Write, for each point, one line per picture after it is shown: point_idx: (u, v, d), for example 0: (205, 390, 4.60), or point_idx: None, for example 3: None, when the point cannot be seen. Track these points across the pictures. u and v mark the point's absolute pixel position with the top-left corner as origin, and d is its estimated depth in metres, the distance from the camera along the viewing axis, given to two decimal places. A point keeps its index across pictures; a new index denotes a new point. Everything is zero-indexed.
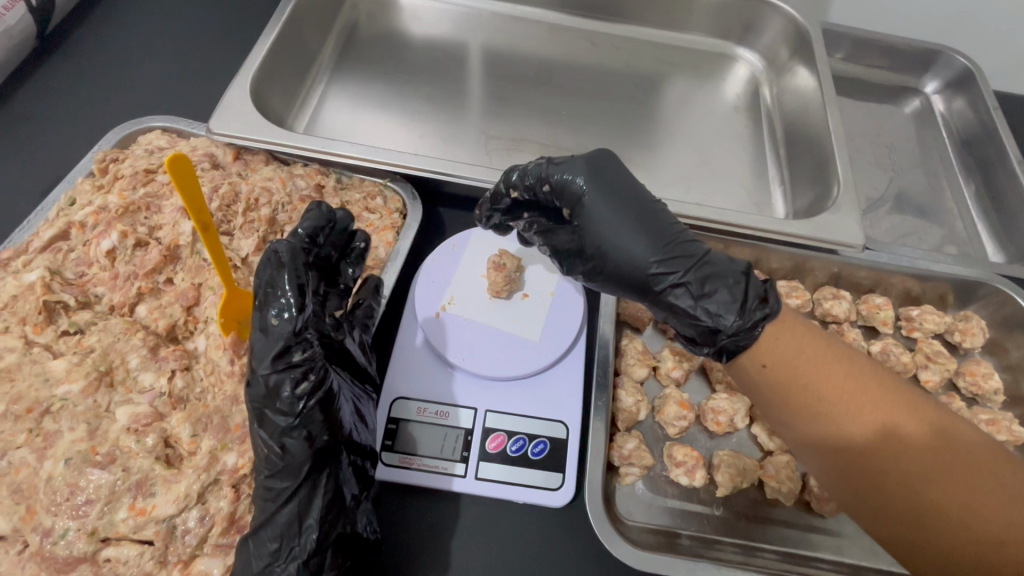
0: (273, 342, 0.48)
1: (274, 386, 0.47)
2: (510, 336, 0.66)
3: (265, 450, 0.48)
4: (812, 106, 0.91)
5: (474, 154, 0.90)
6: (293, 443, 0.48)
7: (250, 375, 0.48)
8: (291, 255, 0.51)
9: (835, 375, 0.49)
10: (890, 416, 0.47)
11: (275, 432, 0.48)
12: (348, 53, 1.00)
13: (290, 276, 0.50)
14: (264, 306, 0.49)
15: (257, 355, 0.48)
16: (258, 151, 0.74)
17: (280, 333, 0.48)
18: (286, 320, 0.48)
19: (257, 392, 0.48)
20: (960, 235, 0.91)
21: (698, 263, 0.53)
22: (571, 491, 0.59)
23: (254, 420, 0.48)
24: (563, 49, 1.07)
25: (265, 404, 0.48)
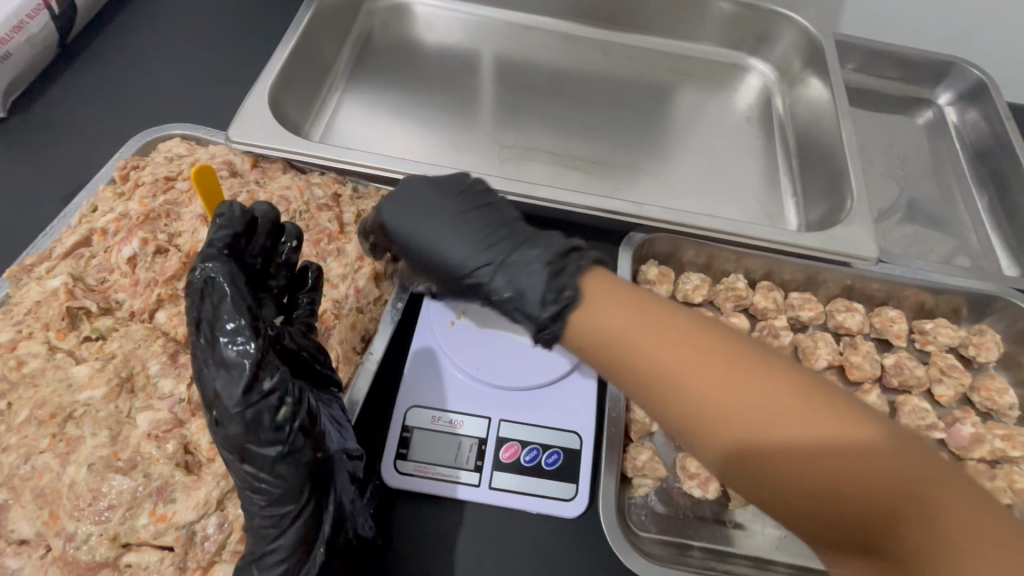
0: (239, 374, 0.45)
1: (251, 418, 0.45)
2: (523, 347, 0.67)
3: (256, 482, 0.47)
4: (825, 118, 0.91)
5: (487, 163, 0.90)
6: (284, 470, 0.47)
7: (221, 416, 0.46)
8: (227, 277, 0.47)
9: (691, 367, 0.43)
10: (743, 400, 0.41)
11: (263, 463, 0.46)
12: (363, 62, 1.01)
13: (235, 301, 0.47)
14: (216, 338, 0.46)
15: (221, 391, 0.45)
16: (275, 159, 0.75)
17: (240, 366, 0.45)
18: (241, 346, 0.46)
19: (231, 427, 0.45)
20: (973, 247, 0.91)
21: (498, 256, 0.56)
22: (585, 502, 0.59)
23: (235, 453, 0.46)
24: (575, 58, 1.07)
25: (244, 438, 0.46)
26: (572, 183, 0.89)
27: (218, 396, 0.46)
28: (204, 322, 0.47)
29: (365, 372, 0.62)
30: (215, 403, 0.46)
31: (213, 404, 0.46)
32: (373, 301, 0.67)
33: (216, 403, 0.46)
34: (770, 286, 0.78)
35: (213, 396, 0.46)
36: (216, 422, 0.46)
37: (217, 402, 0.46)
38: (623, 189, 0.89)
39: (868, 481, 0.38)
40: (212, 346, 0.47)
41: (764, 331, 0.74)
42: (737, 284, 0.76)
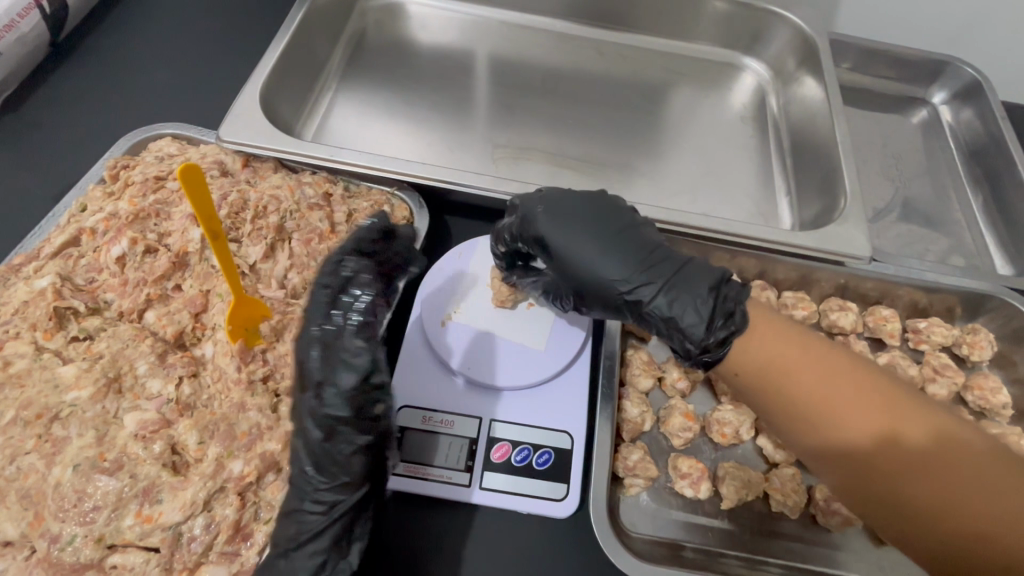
0: (363, 352, 0.52)
1: (359, 397, 0.51)
2: (517, 346, 0.67)
3: (327, 457, 0.50)
4: (819, 117, 0.91)
5: (480, 162, 0.90)
6: (358, 457, 0.50)
7: (327, 393, 0.50)
8: (366, 277, 0.58)
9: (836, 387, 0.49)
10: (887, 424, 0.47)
11: (349, 443, 0.50)
12: (356, 61, 1.01)
13: (370, 297, 0.56)
14: (347, 319, 0.54)
15: (340, 364, 0.51)
16: (267, 159, 0.74)
17: (362, 354, 0.52)
18: (367, 331, 0.54)
19: (335, 401, 0.50)
20: (968, 246, 0.91)
21: (671, 277, 0.56)
22: (575, 502, 0.59)
23: (323, 426, 0.50)
24: (570, 57, 1.07)
25: (343, 413, 0.50)
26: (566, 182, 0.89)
27: (333, 370, 0.51)
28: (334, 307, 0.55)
29: None
30: (324, 374, 0.51)
31: (320, 373, 0.51)
32: None
33: (324, 379, 0.51)
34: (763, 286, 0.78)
35: (323, 364, 0.51)
36: (318, 393, 0.50)
37: (326, 373, 0.51)
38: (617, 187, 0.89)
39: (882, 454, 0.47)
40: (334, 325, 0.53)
41: None
42: None
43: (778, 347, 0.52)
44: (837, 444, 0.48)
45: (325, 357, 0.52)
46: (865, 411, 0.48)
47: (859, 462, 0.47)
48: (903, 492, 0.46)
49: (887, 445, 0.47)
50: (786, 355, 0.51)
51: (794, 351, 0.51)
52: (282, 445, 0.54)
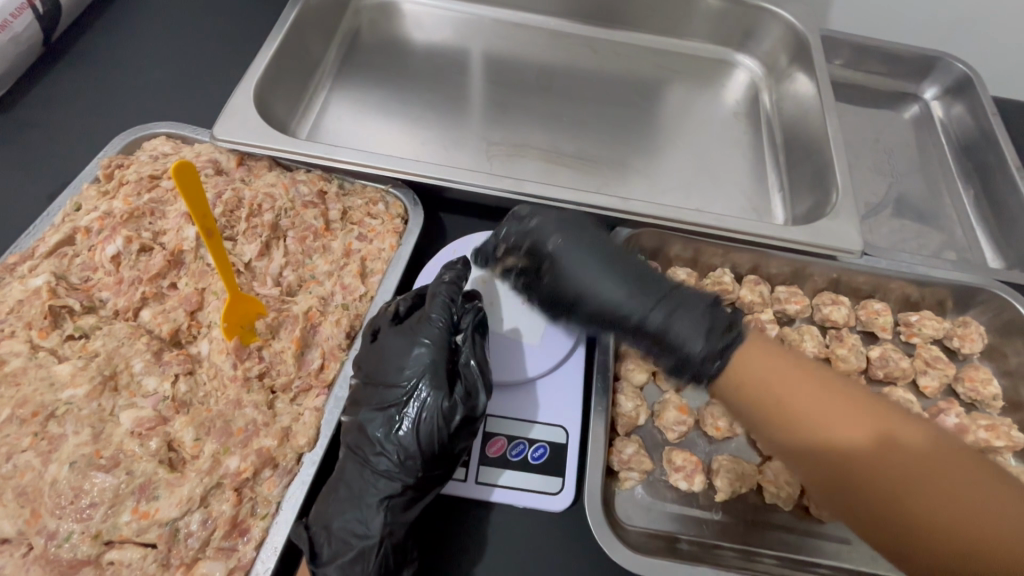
0: (431, 335, 0.57)
1: (432, 377, 0.55)
2: (513, 342, 0.67)
3: (404, 424, 0.54)
4: (812, 112, 0.91)
5: (475, 160, 0.90)
6: (434, 429, 0.53)
7: (446, 399, 0.54)
8: (455, 275, 0.63)
9: (820, 399, 0.49)
10: (872, 434, 0.47)
11: (424, 415, 0.54)
12: (351, 60, 1.01)
13: (451, 289, 0.61)
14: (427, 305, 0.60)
15: (416, 345, 0.57)
16: (261, 157, 0.75)
17: (475, 371, 0.57)
18: (443, 317, 0.59)
19: (415, 376, 0.56)
20: (960, 240, 0.91)
21: (665, 296, 0.61)
22: (570, 496, 0.59)
23: (404, 398, 0.55)
24: (564, 55, 1.07)
25: (421, 388, 0.55)
26: (560, 179, 0.89)
27: (410, 351, 0.57)
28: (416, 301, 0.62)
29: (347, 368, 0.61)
30: (400, 354, 0.57)
31: (399, 351, 0.57)
32: (359, 297, 0.67)
33: (434, 383, 0.55)
34: (756, 280, 0.78)
35: (399, 343, 0.58)
36: (397, 370, 0.56)
37: (404, 352, 0.57)
38: (611, 184, 0.89)
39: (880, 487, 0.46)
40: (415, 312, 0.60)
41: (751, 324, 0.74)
42: (723, 278, 0.77)
43: (776, 373, 0.52)
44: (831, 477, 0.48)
45: (403, 338, 0.58)
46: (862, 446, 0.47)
47: (861, 493, 0.47)
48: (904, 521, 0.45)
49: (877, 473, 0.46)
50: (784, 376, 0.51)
51: (792, 383, 0.51)
52: (278, 441, 0.55)
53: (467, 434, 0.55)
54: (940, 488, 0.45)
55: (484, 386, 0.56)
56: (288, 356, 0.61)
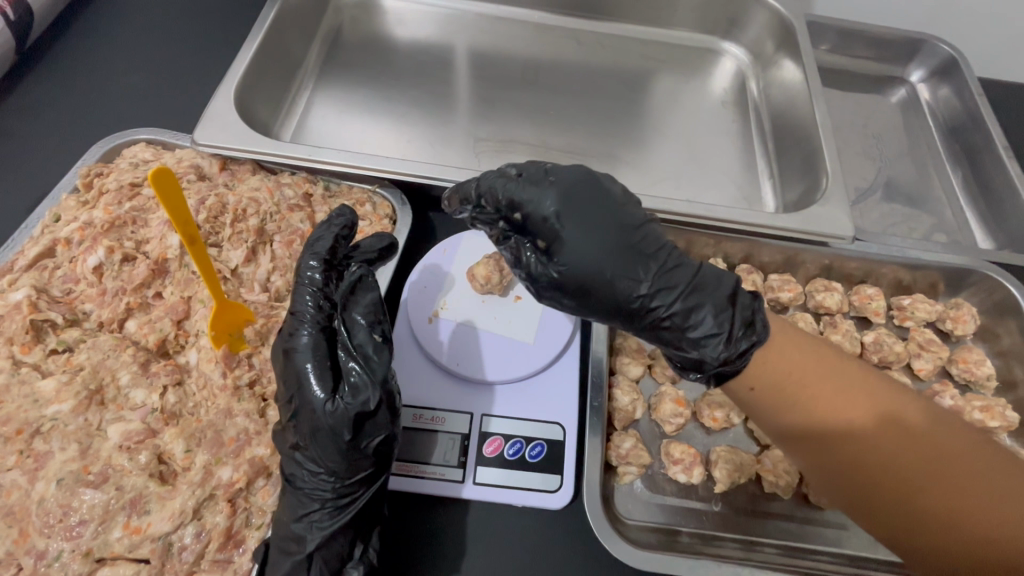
0: (307, 339, 0.52)
1: (314, 382, 0.50)
2: (505, 340, 0.66)
3: (301, 441, 0.50)
4: (798, 99, 0.91)
5: (462, 157, 0.89)
6: (327, 435, 0.49)
7: (330, 402, 0.49)
8: (319, 267, 0.55)
9: (823, 387, 0.47)
10: (880, 418, 0.46)
11: (315, 426, 0.50)
12: (333, 59, 0.99)
13: (314, 287, 0.55)
14: (294, 312, 0.54)
15: (291, 357, 0.52)
16: (244, 161, 0.73)
17: (360, 372, 0.51)
18: (308, 322, 0.53)
19: (297, 389, 0.51)
20: (949, 222, 0.92)
21: (683, 291, 0.51)
22: (569, 493, 0.59)
23: (293, 414, 0.51)
24: (548, 48, 1.06)
25: (302, 401, 0.50)
26: None
27: (291, 365, 0.52)
28: (291, 305, 0.55)
29: None
30: (283, 369, 0.52)
31: (282, 365, 0.53)
32: None
33: (321, 390, 0.50)
34: (749, 269, 0.78)
35: (282, 356, 0.53)
36: (284, 386, 0.52)
37: (286, 365, 0.52)
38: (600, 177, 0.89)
39: (910, 477, 0.45)
40: (291, 320, 0.54)
41: None
42: (716, 268, 0.77)
43: (779, 345, 0.50)
44: (853, 467, 0.47)
45: (283, 352, 0.53)
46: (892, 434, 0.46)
47: (869, 466, 0.46)
48: (934, 515, 0.44)
49: (897, 457, 0.45)
50: (788, 368, 0.48)
51: (799, 354, 0.49)
52: (271, 449, 0.54)
53: (368, 431, 0.50)
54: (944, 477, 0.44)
55: (368, 378, 0.50)
56: None
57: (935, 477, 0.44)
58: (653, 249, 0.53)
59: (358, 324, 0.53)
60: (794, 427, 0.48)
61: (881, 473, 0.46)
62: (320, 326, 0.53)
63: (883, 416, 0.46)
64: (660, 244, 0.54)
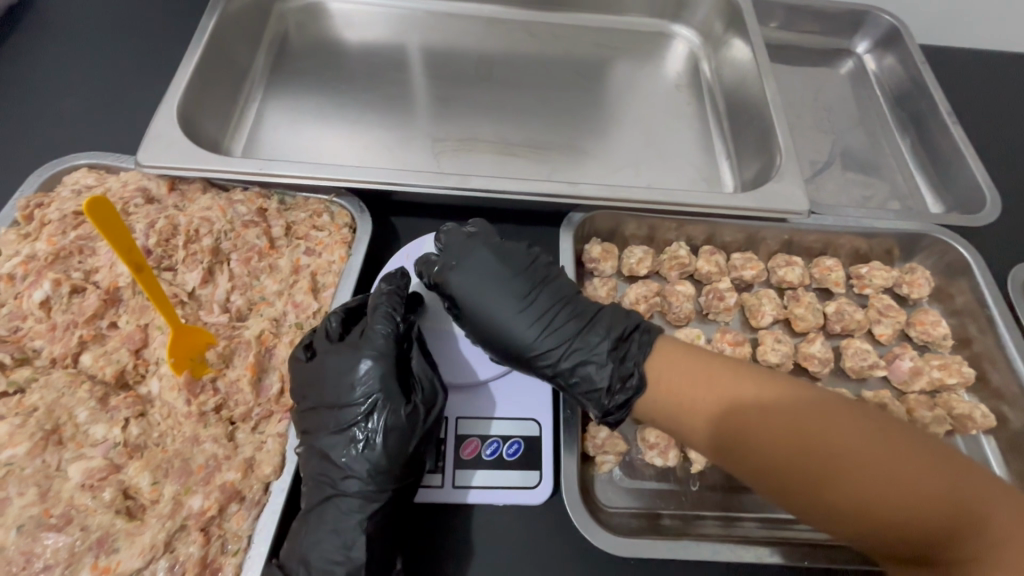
0: (380, 350, 0.56)
1: (386, 387, 0.55)
2: (475, 341, 0.66)
3: (363, 443, 0.54)
4: (748, 78, 0.92)
5: (420, 158, 0.88)
6: (394, 440, 0.54)
7: (402, 407, 0.54)
8: (391, 290, 0.61)
9: (690, 385, 0.54)
10: (738, 400, 0.51)
11: (388, 430, 0.54)
12: (280, 66, 0.97)
13: (389, 303, 0.59)
14: (367, 323, 0.58)
15: (363, 366, 0.56)
16: (194, 180, 0.71)
17: (427, 381, 0.57)
18: (382, 336, 0.57)
19: (372, 394, 0.55)
20: (901, 189, 0.94)
21: (568, 353, 0.60)
22: (549, 488, 0.59)
23: (362, 417, 0.54)
24: (501, 41, 1.06)
25: (377, 405, 0.54)
26: (510, 170, 0.88)
27: (365, 371, 0.55)
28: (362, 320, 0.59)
29: None
30: (353, 373, 0.55)
31: (352, 369, 0.56)
32: (312, 314, 0.65)
33: (392, 397, 0.55)
34: (711, 250, 0.79)
35: (352, 363, 0.56)
36: (351, 390, 0.55)
37: (357, 370, 0.56)
38: (561, 169, 0.89)
39: (844, 463, 0.47)
40: (364, 330, 0.58)
41: (710, 294, 0.74)
42: (679, 252, 0.76)
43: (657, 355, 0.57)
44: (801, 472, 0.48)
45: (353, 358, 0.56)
46: (826, 417, 0.49)
47: (737, 449, 0.50)
48: (874, 513, 0.46)
49: (764, 436, 0.49)
50: (665, 375, 0.56)
51: (673, 360, 0.56)
52: (241, 473, 0.53)
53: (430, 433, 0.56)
54: (822, 453, 0.47)
55: (435, 385, 0.57)
56: (244, 384, 0.59)
57: (873, 467, 0.46)
58: (543, 317, 0.61)
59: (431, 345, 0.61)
60: (673, 424, 0.55)
61: (826, 465, 0.47)
62: (393, 340, 0.58)
63: (744, 399, 0.52)
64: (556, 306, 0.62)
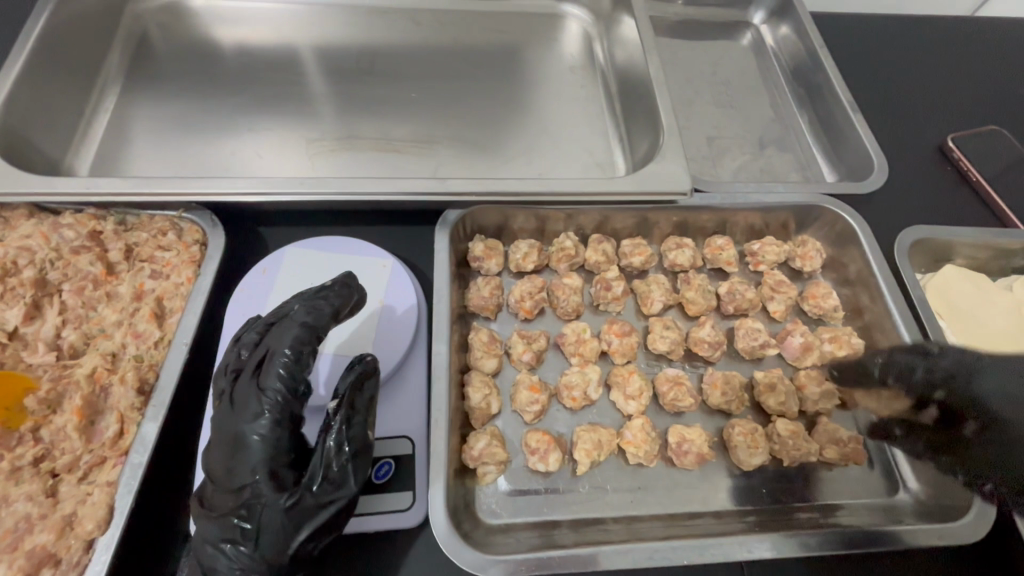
0: (273, 425, 0.49)
1: (276, 475, 0.48)
2: (339, 358, 0.61)
3: (241, 537, 0.47)
4: (636, 56, 0.89)
5: (295, 163, 0.82)
6: (275, 536, 0.47)
7: (295, 500, 0.47)
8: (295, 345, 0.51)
9: None
10: None
11: (269, 522, 0.47)
12: (138, 71, 0.88)
13: (290, 363, 0.50)
14: (261, 387, 0.49)
15: (249, 444, 0.48)
16: (17, 205, 0.63)
17: (331, 474, 0.49)
18: (278, 407, 0.49)
19: (257, 478, 0.48)
20: (800, 160, 0.93)
21: (235, 495, 0.48)
22: (422, 509, 0.55)
23: (244, 503, 0.47)
24: (387, 33, 1.00)
25: (261, 493, 0.47)
26: (392, 169, 0.83)
27: (258, 449, 0.48)
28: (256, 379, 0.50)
29: (146, 430, 0.53)
30: (240, 449, 0.48)
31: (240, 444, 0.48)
32: (154, 344, 0.59)
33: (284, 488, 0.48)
34: (601, 238, 0.75)
35: (243, 437, 0.48)
36: (238, 469, 0.48)
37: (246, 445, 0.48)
38: (447, 164, 0.84)
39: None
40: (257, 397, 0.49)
41: (598, 285, 0.71)
42: (566, 243, 0.73)
43: None
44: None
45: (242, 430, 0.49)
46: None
47: None
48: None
49: None
50: None
51: None
52: (56, 534, 0.48)
53: (328, 530, 0.49)
54: None
55: (342, 477, 0.49)
56: (71, 430, 0.53)
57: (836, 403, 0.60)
58: (234, 445, 0.49)
59: (353, 416, 0.51)
60: None
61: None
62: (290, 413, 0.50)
63: None
64: (239, 432, 0.49)
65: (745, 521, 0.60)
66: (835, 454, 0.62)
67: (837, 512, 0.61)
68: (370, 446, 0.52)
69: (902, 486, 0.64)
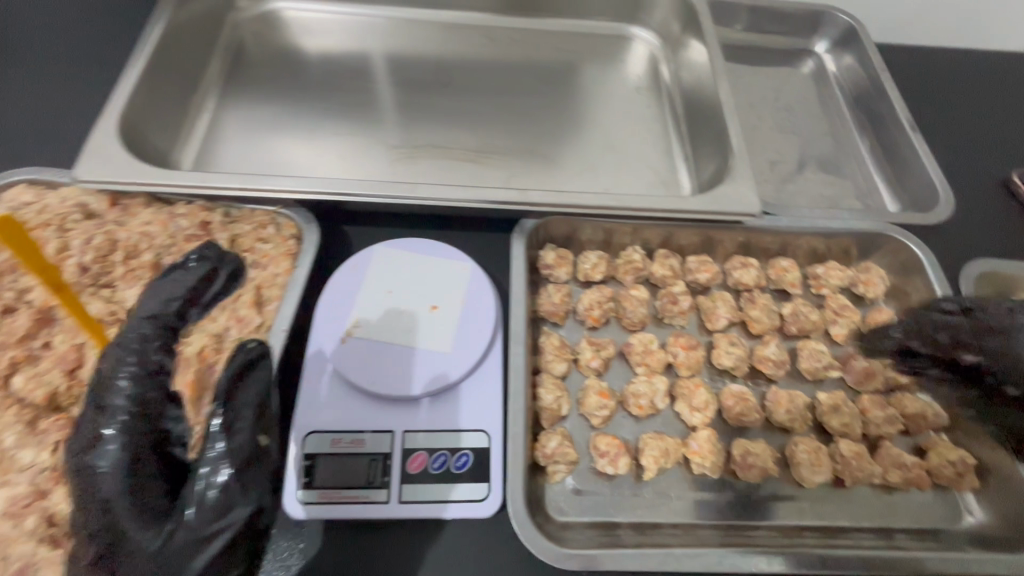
0: (121, 444, 0.42)
1: (137, 505, 0.41)
2: (423, 352, 0.64)
3: (110, 556, 0.41)
4: (705, 80, 0.92)
5: (377, 167, 0.87)
6: (144, 561, 0.40)
7: (178, 532, 0.41)
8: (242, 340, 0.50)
9: None
10: None
11: (193, 524, 0.43)
12: (234, 76, 0.95)
13: (137, 371, 0.45)
14: (102, 406, 0.43)
15: (96, 473, 0.42)
16: (136, 194, 0.69)
17: (218, 497, 0.42)
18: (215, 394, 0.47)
19: (114, 509, 0.41)
20: (861, 187, 0.94)
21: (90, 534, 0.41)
22: (498, 500, 0.58)
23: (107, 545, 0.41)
24: (462, 47, 1.05)
25: (122, 528, 0.41)
26: (466, 176, 0.87)
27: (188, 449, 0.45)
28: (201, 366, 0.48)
29: None
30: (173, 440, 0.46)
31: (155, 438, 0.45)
32: (255, 329, 0.63)
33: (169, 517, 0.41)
34: (667, 253, 0.78)
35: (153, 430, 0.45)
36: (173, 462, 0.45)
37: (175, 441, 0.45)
38: (518, 175, 0.88)
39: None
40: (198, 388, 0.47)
41: (664, 299, 0.74)
42: (634, 257, 0.76)
43: None
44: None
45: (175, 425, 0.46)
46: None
47: None
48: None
49: None
50: None
51: None
52: None
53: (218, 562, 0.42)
54: None
55: (229, 499, 0.42)
56: (183, 403, 0.58)
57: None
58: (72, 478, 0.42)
59: (236, 426, 0.44)
60: None
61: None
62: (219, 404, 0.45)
63: None
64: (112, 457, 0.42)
65: (805, 537, 0.61)
66: (897, 478, 0.64)
67: (897, 535, 0.62)
68: (262, 456, 0.45)
69: (966, 515, 0.64)
